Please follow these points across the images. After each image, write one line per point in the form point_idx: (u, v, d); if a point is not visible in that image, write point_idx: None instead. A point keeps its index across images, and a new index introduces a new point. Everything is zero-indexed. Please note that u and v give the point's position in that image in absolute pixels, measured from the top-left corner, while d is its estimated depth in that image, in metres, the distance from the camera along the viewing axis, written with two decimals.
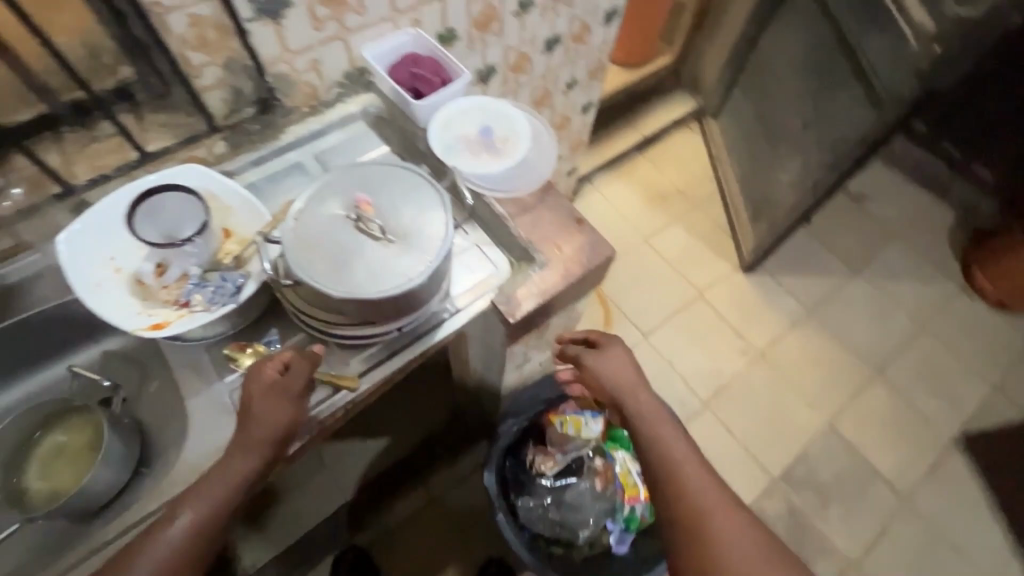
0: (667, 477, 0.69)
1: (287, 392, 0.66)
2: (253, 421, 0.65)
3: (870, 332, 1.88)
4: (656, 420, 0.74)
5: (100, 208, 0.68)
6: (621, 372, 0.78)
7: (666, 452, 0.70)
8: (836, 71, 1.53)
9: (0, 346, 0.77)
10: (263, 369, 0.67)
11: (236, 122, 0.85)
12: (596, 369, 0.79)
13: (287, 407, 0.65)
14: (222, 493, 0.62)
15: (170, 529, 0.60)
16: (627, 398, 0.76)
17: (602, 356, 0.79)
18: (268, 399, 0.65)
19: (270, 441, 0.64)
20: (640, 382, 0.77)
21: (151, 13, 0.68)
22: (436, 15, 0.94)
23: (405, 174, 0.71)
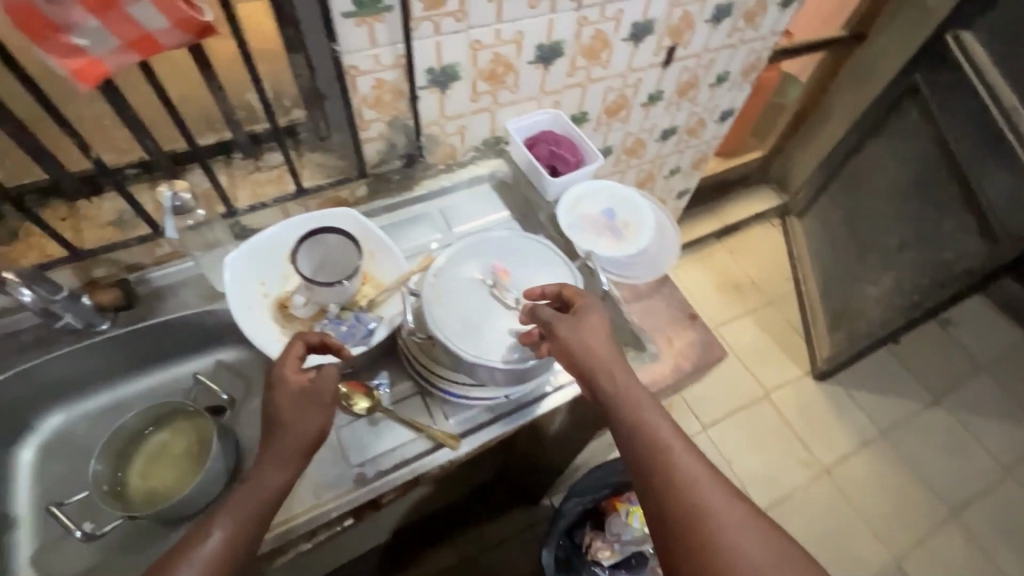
0: (660, 467, 0.59)
1: (319, 398, 0.62)
2: (284, 429, 0.61)
3: (949, 469, 1.75)
4: (637, 402, 0.63)
5: (261, 236, 0.73)
6: (597, 343, 0.65)
7: (653, 441, 0.61)
8: (943, 195, 1.51)
9: (139, 341, 0.80)
10: (288, 368, 0.63)
11: (381, 171, 0.91)
12: (575, 340, 0.64)
13: (320, 413, 0.62)
14: (255, 503, 0.59)
15: (202, 545, 0.56)
16: (603, 374, 0.64)
17: (580, 325, 0.66)
18: (300, 406, 0.62)
19: (304, 451, 0.61)
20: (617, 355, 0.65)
21: (347, 74, 0.74)
22: (575, 99, 1.00)
23: (539, 248, 0.75)
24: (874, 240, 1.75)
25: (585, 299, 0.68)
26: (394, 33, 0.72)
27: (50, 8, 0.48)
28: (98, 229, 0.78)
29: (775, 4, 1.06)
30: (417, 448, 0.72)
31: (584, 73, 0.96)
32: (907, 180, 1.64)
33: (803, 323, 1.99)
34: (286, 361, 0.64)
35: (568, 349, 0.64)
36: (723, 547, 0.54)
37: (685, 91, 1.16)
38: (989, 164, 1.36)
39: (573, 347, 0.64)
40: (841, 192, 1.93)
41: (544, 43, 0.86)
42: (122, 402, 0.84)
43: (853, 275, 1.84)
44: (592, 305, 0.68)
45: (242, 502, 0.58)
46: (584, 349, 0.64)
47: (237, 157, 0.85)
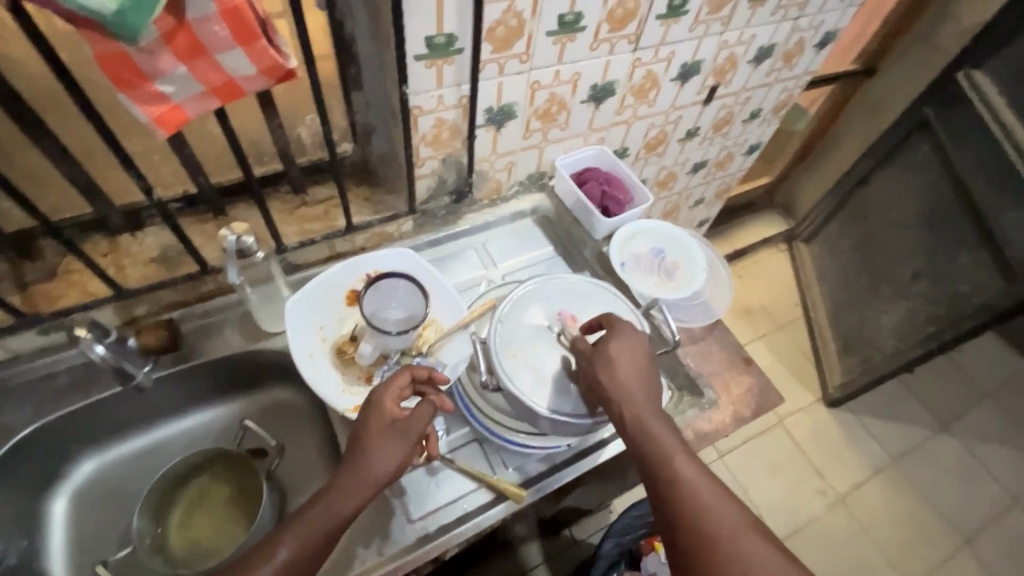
0: (674, 498, 0.58)
1: (407, 434, 0.60)
2: (363, 457, 0.59)
3: (959, 497, 1.77)
4: (654, 428, 0.61)
5: (320, 279, 0.72)
6: (618, 371, 0.63)
7: (667, 470, 0.59)
8: (959, 230, 1.54)
9: (180, 383, 0.77)
10: (388, 397, 0.61)
11: (428, 206, 0.90)
12: (594, 371, 0.63)
13: (403, 451, 0.60)
14: (317, 527, 0.56)
15: (266, 564, 0.54)
16: (618, 400, 0.62)
17: (604, 356, 0.64)
18: (387, 437, 0.60)
19: (379, 484, 0.58)
20: (636, 380, 0.63)
21: (411, 115, 0.72)
22: (619, 135, 1.00)
23: (602, 294, 0.75)
24: (887, 270, 1.78)
25: (615, 328, 0.66)
26: (461, 75, 0.71)
27: (141, 57, 0.46)
28: (140, 267, 0.75)
29: (812, 45, 1.07)
30: (478, 501, 0.70)
31: (631, 111, 0.96)
32: (919, 212, 1.68)
33: (813, 349, 2.01)
34: (389, 391, 0.62)
35: (591, 380, 0.63)
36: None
37: (719, 127, 1.17)
38: (1007, 202, 1.39)
39: (591, 377, 0.63)
40: (851, 220, 1.96)
41: (598, 83, 0.85)
42: (157, 445, 0.80)
43: (864, 304, 1.86)
44: (622, 333, 0.66)
45: (307, 524, 0.57)
46: (603, 380, 0.62)
47: (278, 187, 0.84)
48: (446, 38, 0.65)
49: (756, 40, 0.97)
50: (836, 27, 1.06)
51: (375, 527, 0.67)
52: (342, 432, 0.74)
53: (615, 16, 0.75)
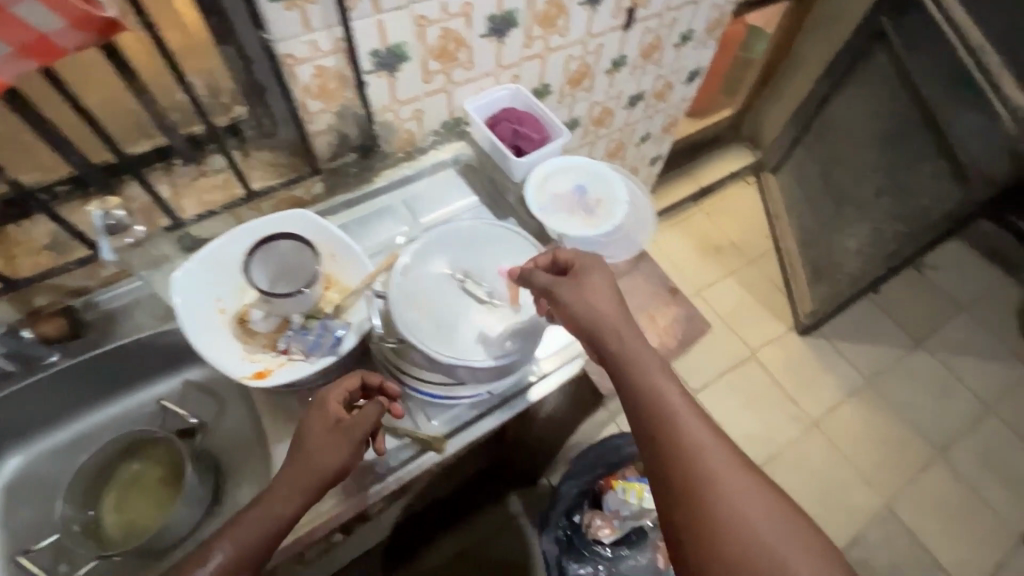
0: (660, 428, 0.55)
1: (350, 436, 0.60)
2: (307, 457, 0.59)
3: (933, 411, 1.79)
4: (648, 365, 0.58)
5: (212, 248, 0.68)
6: (599, 301, 0.61)
7: (657, 405, 0.56)
8: (917, 141, 1.49)
9: (96, 371, 0.76)
10: (333, 400, 0.62)
11: (337, 165, 0.86)
12: (575, 302, 0.60)
13: (347, 451, 0.60)
14: (259, 528, 0.56)
15: (203, 567, 0.54)
16: (607, 332, 0.59)
17: (580, 287, 0.61)
18: (335, 438, 0.60)
19: (321, 484, 0.59)
20: (621, 317, 0.60)
21: (283, 65, 0.68)
22: (535, 70, 0.95)
23: (510, 238, 0.71)
24: (850, 191, 1.74)
25: (584, 260, 0.64)
26: (329, 15, 0.66)
27: None
28: (30, 256, 0.72)
29: None
30: (402, 454, 0.69)
31: (542, 43, 0.90)
32: (878, 128, 1.63)
33: (784, 279, 1.99)
34: (335, 393, 0.63)
35: (569, 315, 0.60)
36: (718, 513, 0.49)
37: (649, 53, 1.11)
38: (960, 107, 1.33)
39: (572, 308, 0.60)
40: (816, 144, 1.91)
41: (495, 14, 0.80)
42: (86, 434, 0.79)
43: (831, 228, 1.83)
44: (599, 269, 0.63)
45: (246, 526, 0.56)
46: (584, 310, 0.60)
47: (177, 162, 0.77)
48: None
49: None
50: None
51: None
52: (260, 400, 0.72)
53: None
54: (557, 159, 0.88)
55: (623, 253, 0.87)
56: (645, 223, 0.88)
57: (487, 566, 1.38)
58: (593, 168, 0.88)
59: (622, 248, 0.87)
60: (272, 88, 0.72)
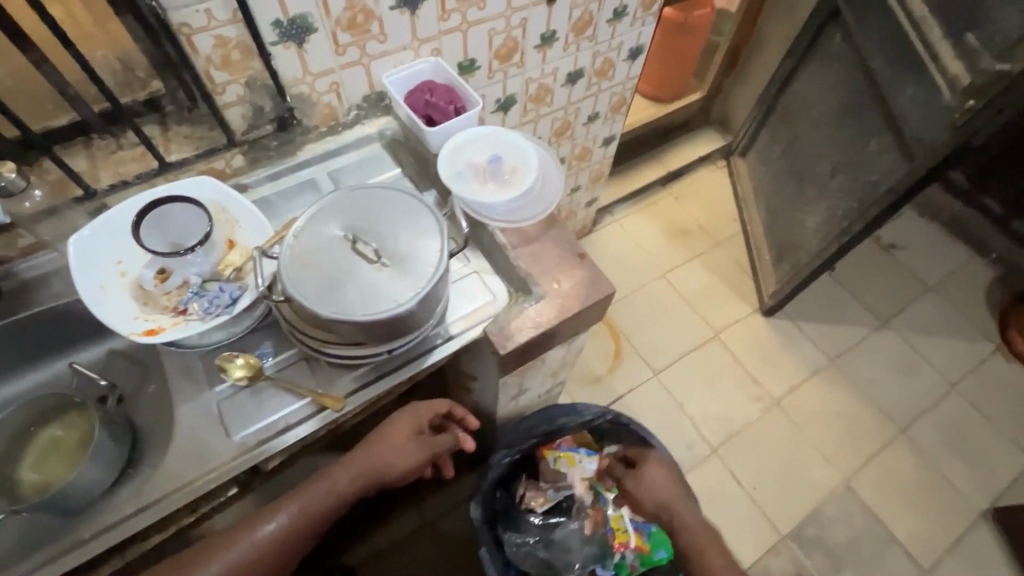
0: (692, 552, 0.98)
1: (422, 446, 0.77)
2: (390, 454, 0.75)
3: (896, 389, 1.79)
4: (681, 518, 1.02)
5: (115, 215, 0.71)
6: (654, 482, 1.06)
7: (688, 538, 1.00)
8: (869, 117, 1.49)
9: (15, 337, 0.79)
10: (420, 416, 0.81)
11: (255, 138, 0.88)
12: (637, 490, 1.08)
13: (416, 457, 0.76)
14: (326, 498, 0.69)
15: (271, 522, 0.66)
16: (659, 505, 1.05)
17: (638, 474, 1.09)
18: (416, 446, 0.77)
19: (386, 477, 0.74)
20: (667, 490, 1.05)
21: (180, 34, 0.70)
22: (457, 44, 0.96)
23: (405, 201, 0.72)
24: (809, 171, 1.74)
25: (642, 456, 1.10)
26: None
27: None
28: None
29: None
30: (300, 413, 0.71)
31: (459, 16, 0.92)
32: (834, 107, 1.62)
33: (750, 261, 2.00)
34: (422, 411, 0.81)
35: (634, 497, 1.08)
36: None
37: (581, 29, 1.12)
38: (903, 81, 1.34)
39: (636, 493, 1.08)
40: (780, 126, 1.91)
41: None
42: (15, 398, 0.83)
43: (792, 208, 1.82)
44: (650, 462, 1.08)
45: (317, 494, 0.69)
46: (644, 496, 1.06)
47: (96, 138, 0.81)
48: None
49: None
50: None
51: (206, 448, 0.69)
52: (169, 362, 0.75)
53: None
54: (464, 134, 0.89)
55: (540, 213, 0.88)
56: (556, 183, 0.91)
57: (440, 542, 1.37)
58: (498, 139, 0.91)
59: (538, 208, 0.88)
60: (176, 59, 0.74)
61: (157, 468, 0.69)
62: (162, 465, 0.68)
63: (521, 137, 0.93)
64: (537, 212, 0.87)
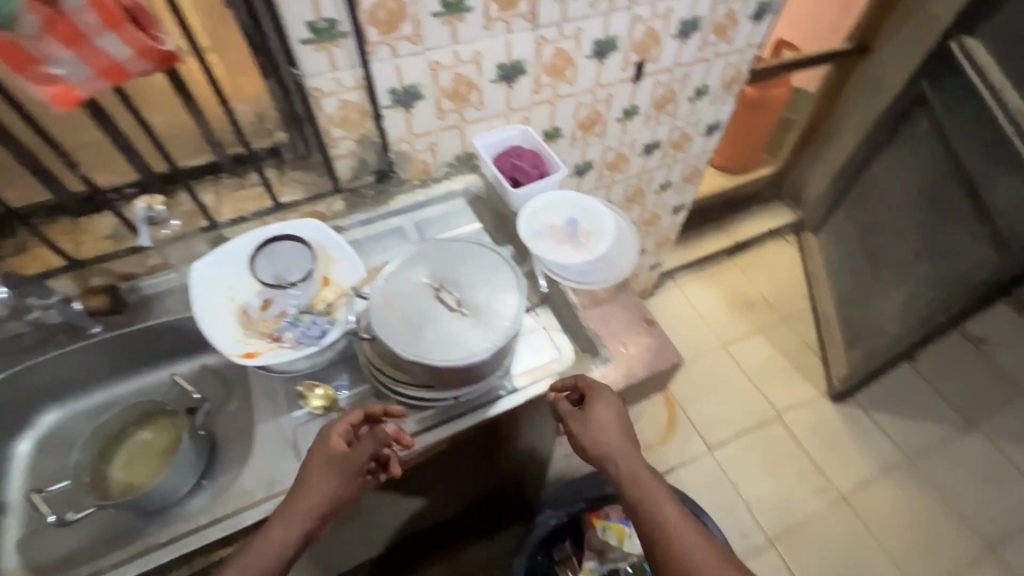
0: (658, 539, 0.66)
1: (345, 467, 0.67)
2: (308, 495, 0.65)
3: (984, 500, 1.61)
4: (645, 485, 0.69)
5: (231, 247, 0.79)
6: (604, 425, 0.74)
7: (660, 525, 0.66)
8: (958, 207, 1.44)
9: (128, 346, 0.88)
10: (335, 433, 0.68)
11: (356, 186, 0.97)
12: (583, 432, 0.73)
13: (345, 479, 0.67)
14: (261, 562, 0.62)
15: None
16: (609, 459, 0.72)
17: (585, 414, 0.74)
18: (333, 472, 0.66)
19: (319, 512, 0.65)
20: (622, 437, 0.73)
21: (312, 97, 0.80)
22: (545, 114, 1.03)
23: (488, 257, 0.76)
24: (888, 254, 1.68)
25: (593, 387, 0.76)
26: (352, 57, 0.78)
27: (30, 44, 0.55)
28: (96, 241, 0.86)
29: (746, 17, 1.07)
30: None
31: (551, 90, 0.99)
32: (918, 193, 1.58)
33: (819, 341, 1.91)
34: (338, 427, 0.69)
35: (576, 441, 0.75)
36: None
37: (662, 105, 1.17)
38: (997, 173, 1.29)
39: (581, 437, 0.74)
40: (856, 206, 1.86)
41: (504, 63, 0.90)
42: (115, 401, 0.91)
43: (867, 291, 1.75)
44: (600, 395, 0.75)
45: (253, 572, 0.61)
46: (593, 442, 0.73)
47: (223, 176, 0.91)
48: (328, 24, 0.73)
49: (675, 14, 0.98)
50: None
51: (279, 471, 0.74)
52: (256, 385, 0.81)
53: None
54: (542, 198, 0.94)
55: (610, 279, 0.90)
56: (629, 252, 0.92)
57: None
58: (573, 205, 0.95)
59: (609, 274, 0.90)
60: (304, 116, 0.84)
61: (234, 485, 0.74)
62: (239, 482, 0.73)
63: (598, 203, 0.95)
64: (607, 277, 0.89)
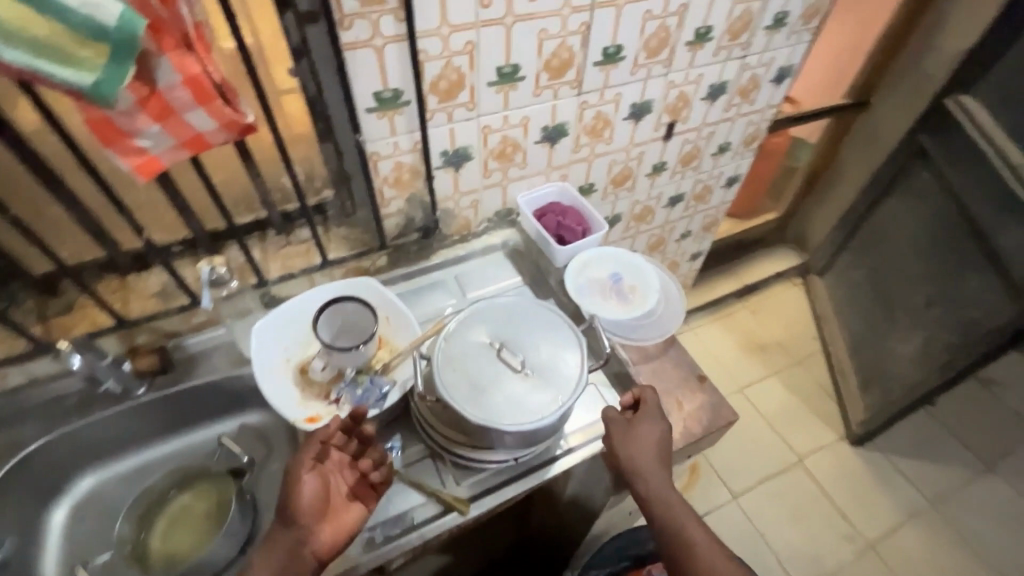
0: (684, 559, 0.69)
1: (297, 469, 0.65)
2: (281, 511, 0.65)
3: (1012, 547, 1.60)
4: (673, 506, 0.72)
5: (287, 309, 0.81)
6: (645, 447, 0.73)
7: (687, 546, 0.70)
8: (968, 255, 1.49)
9: (173, 407, 0.86)
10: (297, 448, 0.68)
11: (400, 242, 0.98)
12: (622, 449, 0.73)
13: (305, 479, 0.65)
14: None
15: None
16: (640, 480, 0.72)
17: (628, 433, 0.74)
18: (292, 479, 0.65)
19: (291, 521, 0.63)
20: (660, 460, 0.74)
21: (370, 159, 0.83)
22: (581, 171, 1.07)
23: (544, 315, 0.77)
24: (898, 298, 1.72)
25: (647, 408, 0.76)
26: (412, 123, 0.81)
27: (122, 118, 0.57)
28: (144, 299, 0.86)
29: (769, 81, 1.13)
30: (426, 512, 0.73)
31: (588, 149, 1.03)
32: (925, 239, 1.63)
33: (833, 384, 1.93)
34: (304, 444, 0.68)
35: (612, 456, 0.74)
36: None
37: (688, 161, 1.22)
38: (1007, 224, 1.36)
39: (616, 450, 0.73)
40: (862, 251, 1.92)
41: (549, 125, 0.94)
42: (153, 463, 0.87)
43: (880, 334, 1.78)
44: (648, 417, 0.75)
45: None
46: (627, 459, 0.72)
47: (270, 233, 0.92)
48: (393, 94, 0.76)
49: (705, 79, 1.04)
50: (790, 63, 1.12)
51: None
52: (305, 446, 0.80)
53: (552, 66, 0.84)
54: (591, 254, 0.97)
55: (656, 339, 0.95)
56: (676, 311, 0.96)
57: None
58: (620, 263, 0.98)
59: (655, 332, 0.95)
60: (357, 176, 0.86)
61: None
62: None
63: (642, 261, 0.99)
64: (654, 337, 0.94)
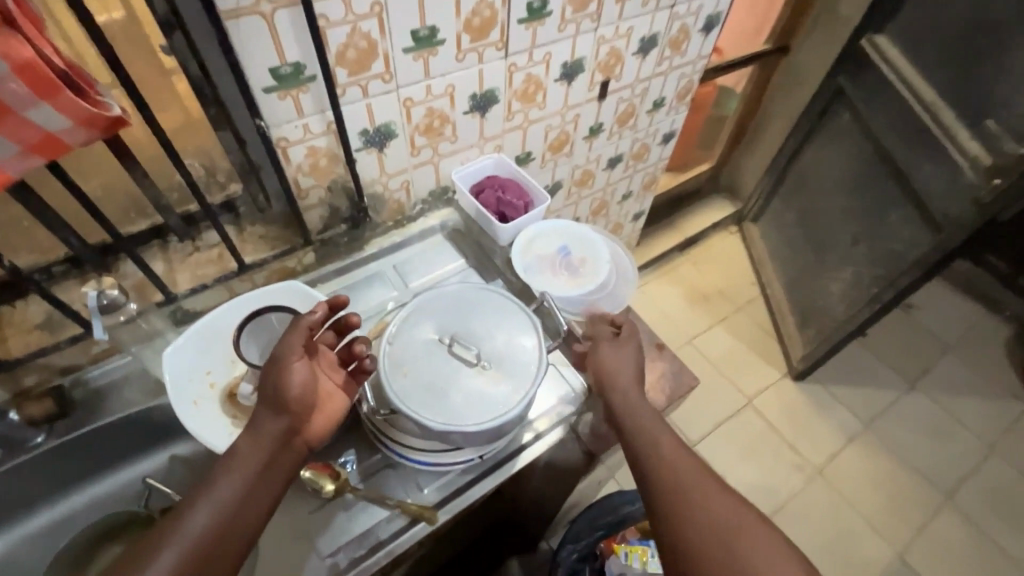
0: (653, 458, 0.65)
1: (288, 358, 0.61)
2: (267, 398, 0.61)
3: (935, 453, 1.77)
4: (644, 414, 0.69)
5: (204, 326, 0.72)
6: (621, 362, 0.74)
7: (655, 447, 0.66)
8: (887, 190, 1.57)
9: (83, 451, 0.75)
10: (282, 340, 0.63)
11: (327, 236, 0.89)
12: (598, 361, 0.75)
13: (298, 368, 0.61)
14: (238, 473, 0.57)
15: (185, 529, 0.53)
16: (614, 391, 0.72)
17: (608, 348, 0.76)
18: (282, 366, 0.61)
19: (282, 405, 0.60)
20: (634, 375, 0.73)
21: (278, 147, 0.72)
22: (516, 140, 1.00)
23: (493, 300, 0.72)
24: (827, 238, 1.80)
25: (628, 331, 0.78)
26: (321, 101, 0.71)
27: None
28: (23, 334, 0.75)
29: (698, 30, 1.10)
30: (393, 527, 0.68)
31: (521, 115, 0.96)
32: (847, 178, 1.70)
33: (773, 324, 2.03)
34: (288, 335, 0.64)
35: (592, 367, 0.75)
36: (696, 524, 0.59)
37: (624, 120, 1.18)
38: (921, 159, 1.43)
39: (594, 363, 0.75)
40: (791, 194, 1.98)
41: (477, 93, 0.86)
42: (71, 516, 0.77)
43: (813, 273, 1.86)
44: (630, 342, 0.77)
45: (230, 490, 0.56)
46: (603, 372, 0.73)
47: (172, 240, 0.81)
48: (292, 69, 0.66)
49: (635, 33, 0.98)
50: (717, 11, 1.09)
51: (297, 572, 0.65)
52: None
53: (474, 26, 0.76)
54: (537, 232, 0.94)
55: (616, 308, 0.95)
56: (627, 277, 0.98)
57: None
58: (566, 236, 0.96)
59: (613, 300, 0.95)
60: (265, 165, 0.76)
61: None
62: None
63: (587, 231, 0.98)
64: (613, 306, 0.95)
